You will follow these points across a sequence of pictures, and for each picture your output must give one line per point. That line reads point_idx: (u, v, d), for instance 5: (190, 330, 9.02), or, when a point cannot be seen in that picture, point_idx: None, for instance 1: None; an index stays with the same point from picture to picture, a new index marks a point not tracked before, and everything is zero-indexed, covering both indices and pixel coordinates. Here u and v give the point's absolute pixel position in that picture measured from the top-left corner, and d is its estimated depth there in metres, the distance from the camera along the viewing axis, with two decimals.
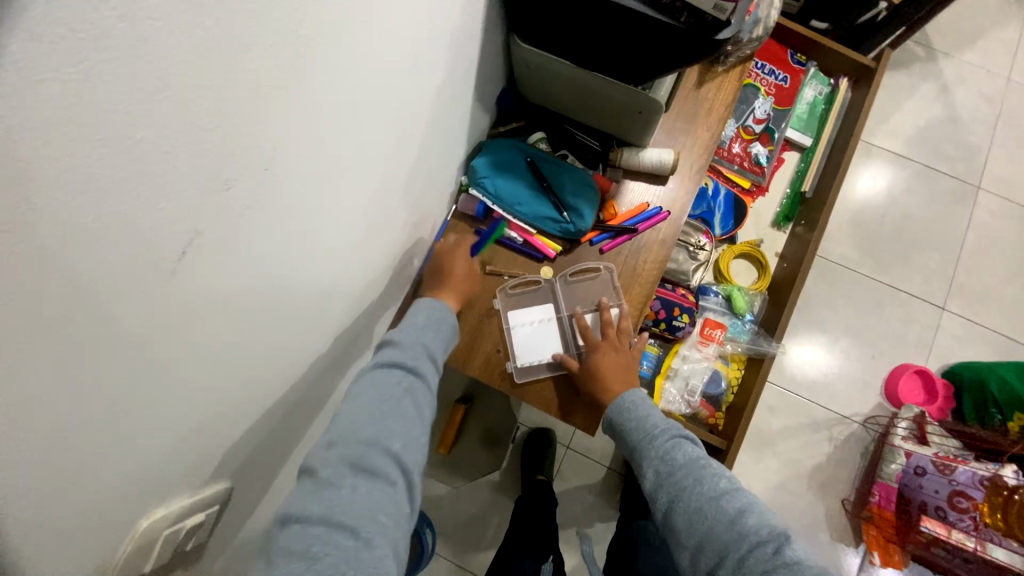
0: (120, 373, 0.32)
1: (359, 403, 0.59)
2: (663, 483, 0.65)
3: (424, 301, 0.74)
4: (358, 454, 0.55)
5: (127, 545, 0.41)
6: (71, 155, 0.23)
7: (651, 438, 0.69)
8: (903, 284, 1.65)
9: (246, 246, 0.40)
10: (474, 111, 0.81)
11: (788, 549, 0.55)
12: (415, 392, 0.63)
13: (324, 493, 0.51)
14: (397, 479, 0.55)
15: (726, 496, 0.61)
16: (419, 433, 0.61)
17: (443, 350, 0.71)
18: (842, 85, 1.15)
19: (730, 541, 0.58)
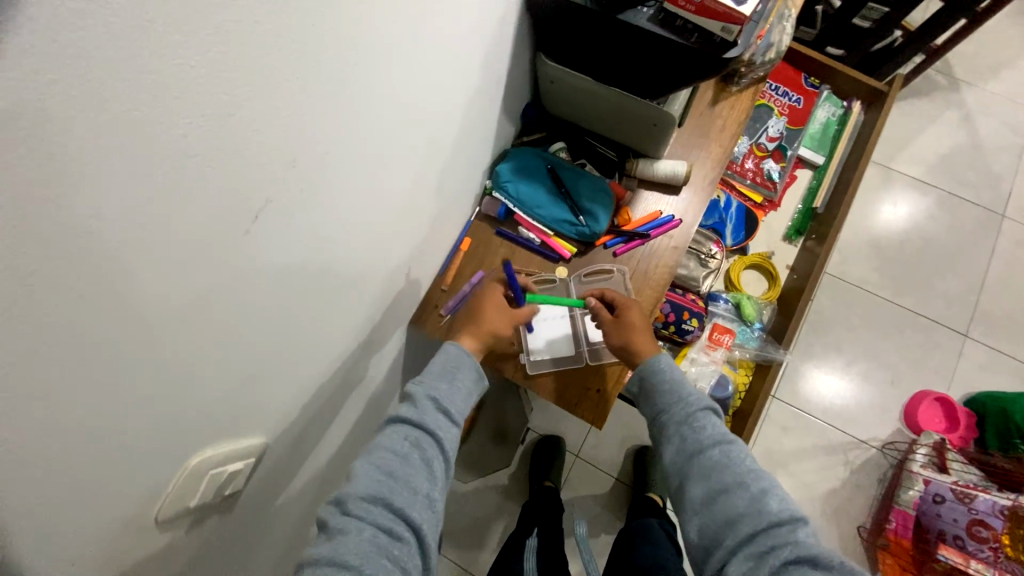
0: (193, 311, 0.39)
1: (368, 460, 0.59)
2: (686, 448, 0.64)
3: (449, 347, 0.73)
4: (361, 510, 0.55)
5: (179, 477, 0.46)
6: (188, 127, 0.31)
7: (683, 403, 0.68)
8: (924, 309, 1.64)
9: (298, 219, 0.47)
10: (500, 121, 0.88)
11: (804, 535, 0.54)
12: (423, 448, 0.61)
13: (334, 539, 0.54)
14: (403, 533, 0.56)
15: (749, 473, 0.60)
16: (430, 488, 0.60)
17: (462, 401, 0.68)
18: (855, 108, 1.19)
19: (746, 514, 0.57)
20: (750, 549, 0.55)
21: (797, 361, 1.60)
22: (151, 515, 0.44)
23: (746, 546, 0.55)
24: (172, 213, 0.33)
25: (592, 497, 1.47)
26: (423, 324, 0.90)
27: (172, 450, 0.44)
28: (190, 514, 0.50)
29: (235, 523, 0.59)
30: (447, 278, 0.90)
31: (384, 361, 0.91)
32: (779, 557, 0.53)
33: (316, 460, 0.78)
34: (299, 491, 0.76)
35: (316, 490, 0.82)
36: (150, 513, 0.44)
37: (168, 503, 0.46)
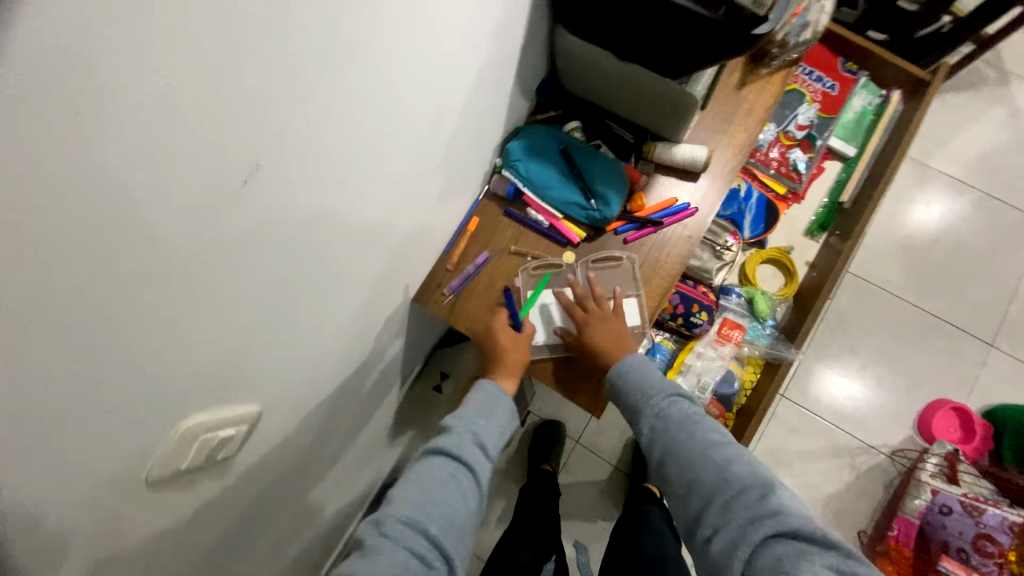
0: (184, 276, 0.38)
1: (408, 487, 0.62)
2: (658, 436, 0.70)
3: (487, 385, 0.76)
4: (398, 532, 0.57)
5: (169, 440, 0.46)
6: (167, 77, 0.29)
7: (648, 396, 0.73)
8: (948, 315, 1.57)
9: (292, 186, 0.45)
10: (514, 95, 0.84)
11: (772, 494, 0.58)
12: (461, 479, 0.64)
13: (368, 559, 0.54)
14: (435, 561, 0.57)
15: (717, 446, 0.65)
16: (463, 518, 0.62)
17: (497, 440, 0.72)
18: (894, 97, 1.11)
19: (716, 484, 0.62)
20: (727, 519, 0.59)
21: (810, 361, 1.56)
22: (141, 476, 0.44)
23: (723, 517, 0.59)
24: (158, 171, 0.31)
25: (590, 484, 1.48)
26: (425, 302, 0.88)
27: (164, 415, 0.43)
28: (178, 475, 0.50)
29: (225, 486, 0.60)
30: (453, 258, 0.88)
31: (384, 338, 0.90)
32: (752, 520, 0.57)
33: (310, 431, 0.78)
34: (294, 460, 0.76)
35: (309, 457, 0.83)
36: (140, 474, 0.44)
37: (158, 464, 0.45)
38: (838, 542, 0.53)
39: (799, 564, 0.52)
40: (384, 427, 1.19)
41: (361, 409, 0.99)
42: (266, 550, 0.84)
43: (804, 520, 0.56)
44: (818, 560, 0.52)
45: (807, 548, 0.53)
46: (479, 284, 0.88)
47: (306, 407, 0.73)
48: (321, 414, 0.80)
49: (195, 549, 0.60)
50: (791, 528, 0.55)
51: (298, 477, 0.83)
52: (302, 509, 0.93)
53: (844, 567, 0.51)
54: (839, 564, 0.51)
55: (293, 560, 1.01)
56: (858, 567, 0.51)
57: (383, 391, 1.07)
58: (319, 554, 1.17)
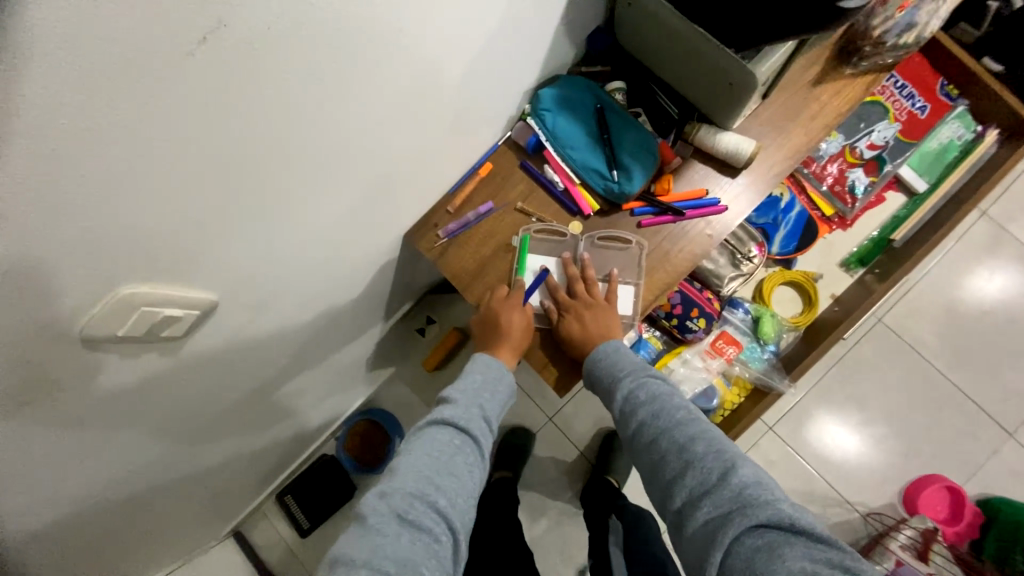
0: (124, 128, 0.35)
1: (411, 458, 0.60)
2: (627, 421, 0.67)
3: (483, 356, 0.74)
4: (405, 506, 0.55)
5: (107, 301, 0.44)
6: None
7: (614, 377, 0.71)
8: (975, 392, 1.45)
9: (265, 61, 0.41)
10: (559, 36, 0.76)
11: (734, 473, 0.56)
12: (465, 452, 0.62)
13: (373, 536, 0.53)
14: (441, 535, 0.55)
15: (682, 425, 0.63)
16: (468, 493, 0.60)
17: (499, 413, 0.70)
18: (988, 136, 0.97)
19: (681, 471, 0.59)
20: (694, 508, 0.56)
21: (810, 402, 1.48)
22: (74, 328, 0.43)
23: (691, 505, 0.57)
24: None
25: (551, 462, 1.47)
26: (418, 241, 0.85)
27: (104, 276, 0.42)
28: (116, 339, 0.48)
29: (174, 366, 0.60)
30: (455, 201, 0.83)
31: (371, 265, 0.88)
32: (719, 509, 0.55)
33: (276, 336, 0.77)
34: (254, 360, 0.76)
35: (276, 364, 0.84)
36: (73, 327, 0.43)
37: (93, 322, 0.44)
38: (807, 527, 0.51)
39: (769, 555, 0.49)
40: (363, 356, 1.20)
41: (340, 333, 0.99)
42: (223, 440, 0.87)
43: (770, 504, 0.53)
44: (788, 550, 0.49)
45: (777, 538, 0.50)
46: (476, 234, 0.83)
47: (274, 312, 0.72)
48: (291, 324, 0.79)
49: (140, 419, 0.62)
50: (758, 517, 0.52)
51: (263, 380, 0.85)
52: (263, 412, 0.95)
53: (815, 555, 0.49)
54: (810, 550, 0.50)
55: (251, 456, 1.05)
56: (830, 550, 0.49)
57: (366, 321, 1.07)
58: (278, 457, 1.22)
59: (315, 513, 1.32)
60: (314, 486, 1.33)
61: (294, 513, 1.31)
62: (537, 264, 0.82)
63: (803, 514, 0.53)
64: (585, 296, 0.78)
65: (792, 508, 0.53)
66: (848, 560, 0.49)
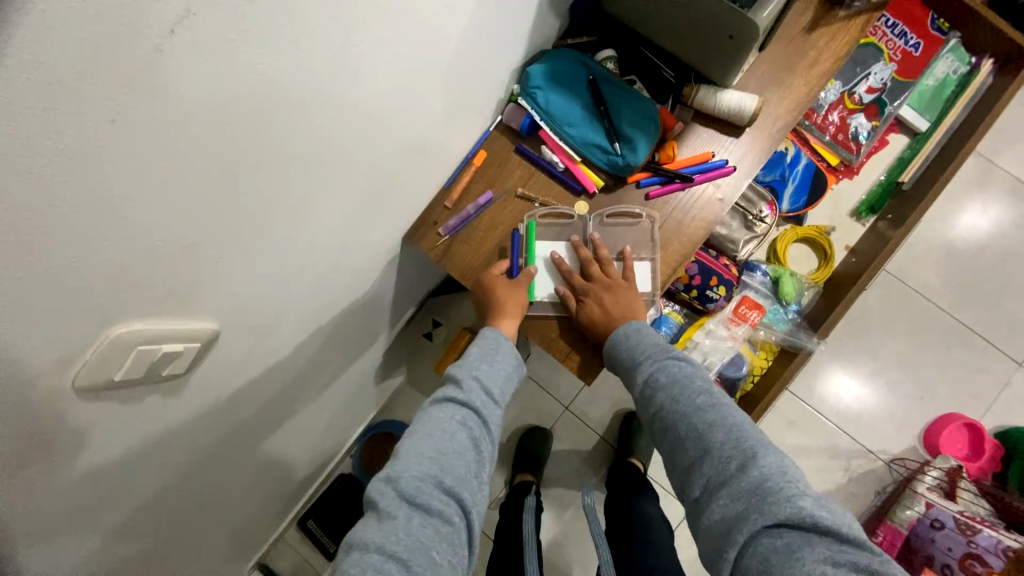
0: (90, 145, 0.30)
1: (415, 438, 0.57)
2: (647, 404, 0.65)
3: (488, 331, 0.70)
4: (412, 489, 0.52)
5: (99, 346, 0.40)
6: None
7: (633, 361, 0.68)
8: (982, 328, 1.46)
9: (244, 55, 0.37)
10: (542, 8, 0.72)
11: (756, 465, 0.53)
12: (470, 427, 0.59)
13: (383, 523, 0.50)
14: (453, 516, 0.52)
15: (702, 411, 0.59)
16: (477, 469, 0.57)
17: (503, 385, 0.66)
18: (984, 66, 0.96)
19: (699, 459, 0.57)
20: (712, 498, 0.54)
21: (822, 358, 1.48)
22: (66, 382, 0.39)
23: (708, 495, 0.55)
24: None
25: (574, 451, 1.45)
26: (418, 241, 0.81)
27: (90, 317, 0.38)
28: (115, 386, 0.44)
29: (179, 404, 0.56)
30: (452, 195, 0.80)
31: (372, 272, 0.83)
32: (736, 503, 0.52)
33: (281, 360, 0.73)
34: (260, 387, 0.72)
35: (281, 388, 0.80)
36: (65, 380, 0.38)
37: (86, 370, 0.39)
38: (831, 527, 0.47)
39: (785, 557, 0.46)
40: (370, 369, 1.16)
41: (345, 348, 0.95)
42: (237, 475, 0.83)
43: (791, 500, 0.49)
44: (808, 553, 0.46)
45: (796, 538, 0.47)
46: (479, 228, 0.80)
47: (278, 334, 0.67)
48: (296, 345, 0.75)
49: (149, 467, 0.57)
50: (777, 514, 0.48)
51: (272, 407, 0.80)
52: (273, 440, 0.90)
53: (838, 557, 0.45)
54: (832, 553, 0.46)
55: (267, 486, 1.01)
56: (856, 553, 0.46)
57: (369, 332, 1.03)
58: (297, 483, 1.17)
59: (340, 535, 1.28)
60: (335, 508, 1.29)
61: (318, 538, 1.28)
62: (546, 250, 0.78)
63: (829, 512, 0.49)
64: (602, 278, 0.75)
65: (817, 505, 0.49)
66: (877, 564, 0.45)
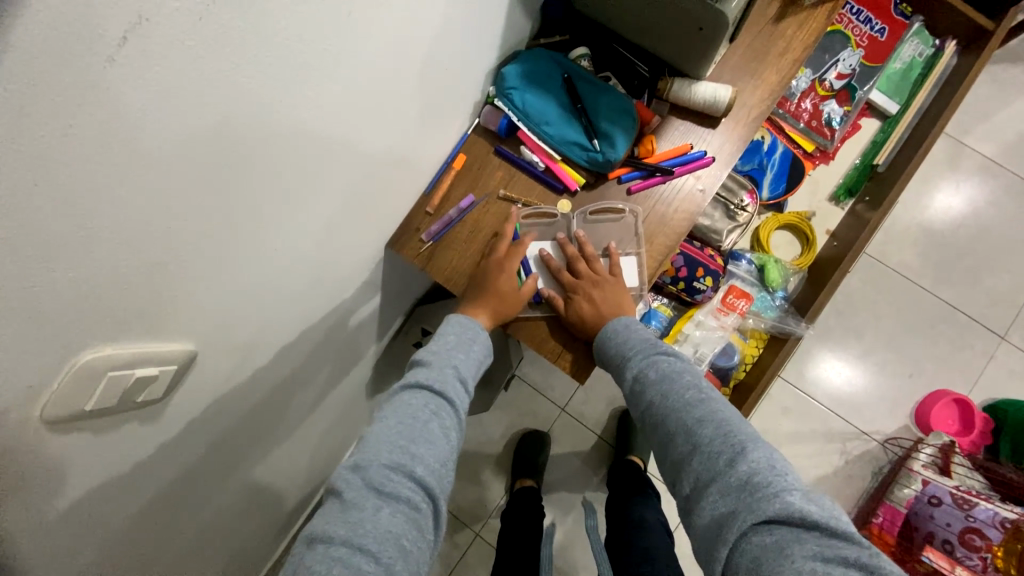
0: (41, 164, 0.28)
1: (385, 425, 0.55)
2: (637, 401, 0.64)
3: (463, 320, 0.69)
4: (382, 478, 0.50)
5: (66, 374, 0.38)
6: None
7: (623, 358, 0.67)
8: (963, 303, 1.49)
9: (204, 63, 0.35)
10: (512, 8, 0.72)
11: (746, 460, 0.51)
12: (443, 416, 0.57)
13: (349, 513, 0.47)
14: (421, 503, 0.50)
15: (692, 405, 0.58)
16: (447, 458, 0.55)
17: (476, 374, 0.66)
18: (948, 49, 1.01)
19: (688, 455, 0.55)
20: (702, 496, 0.52)
21: (811, 344, 1.49)
22: (33, 414, 0.37)
23: (698, 492, 0.53)
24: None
25: (572, 453, 1.44)
26: (401, 248, 0.80)
27: (52, 344, 0.36)
28: (86, 416, 0.42)
29: (158, 431, 0.53)
30: (434, 201, 0.79)
31: (354, 282, 0.82)
32: (724, 500, 0.50)
33: (263, 378, 0.71)
34: (244, 407, 0.70)
35: (266, 406, 0.77)
36: (32, 412, 0.36)
37: (55, 400, 0.37)
38: (821, 522, 0.45)
39: (774, 555, 0.44)
40: (360, 383, 1.14)
41: (333, 362, 0.93)
42: (227, 501, 0.80)
43: (781, 495, 0.47)
44: (797, 549, 0.44)
45: (785, 534, 0.45)
46: (462, 232, 0.79)
47: (260, 351, 0.66)
48: (279, 362, 0.73)
49: (131, 499, 0.55)
50: (766, 511, 0.47)
51: (259, 427, 0.78)
52: (264, 462, 0.88)
53: (828, 553, 0.43)
54: (822, 549, 0.44)
55: (260, 511, 0.98)
56: (845, 548, 0.44)
57: (356, 344, 1.01)
58: (292, 504, 1.14)
59: None
60: None
61: None
62: (534, 250, 0.78)
63: (819, 507, 0.47)
64: (590, 274, 0.75)
65: (806, 499, 0.47)
66: (866, 558, 0.43)
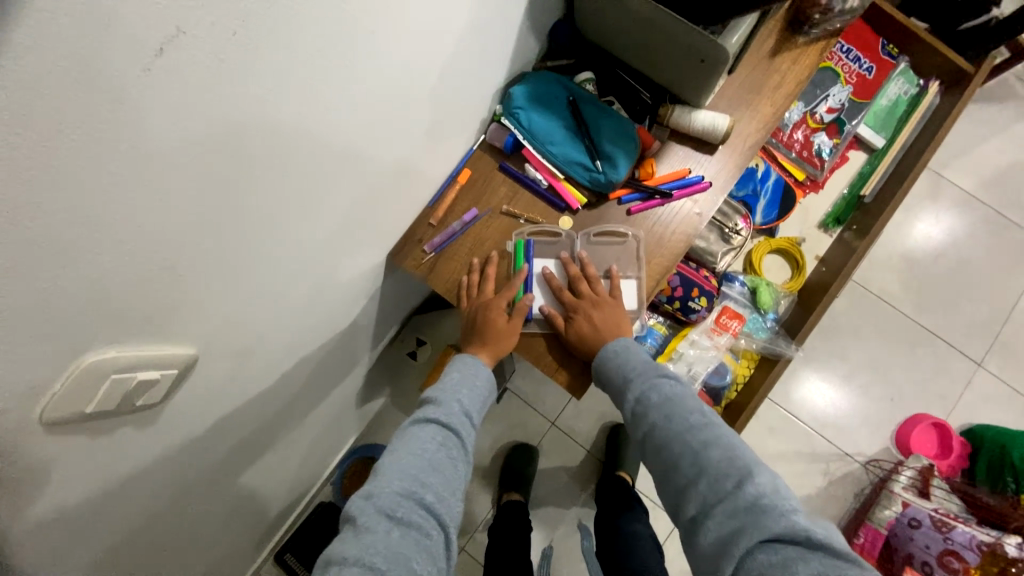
0: (67, 168, 0.29)
1: (394, 454, 0.56)
2: (638, 422, 0.65)
3: (465, 357, 0.71)
4: (392, 505, 0.51)
5: (69, 375, 0.38)
6: None
7: (626, 380, 0.68)
8: (943, 330, 1.54)
9: (228, 74, 0.36)
10: (521, 32, 0.74)
11: (753, 483, 0.52)
12: (450, 446, 0.58)
13: (360, 538, 0.48)
14: (432, 531, 0.51)
15: (696, 429, 0.59)
16: (457, 486, 0.56)
17: (482, 407, 0.67)
18: (931, 88, 1.06)
19: (694, 477, 0.56)
20: (708, 517, 0.53)
21: (797, 365, 1.52)
22: (33, 414, 0.36)
23: (703, 514, 0.54)
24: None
25: (561, 468, 1.44)
26: (403, 259, 0.81)
27: (59, 344, 0.36)
28: (85, 418, 0.42)
29: (153, 436, 0.53)
30: (437, 213, 0.80)
31: (355, 293, 0.82)
32: (731, 521, 0.51)
33: (259, 385, 0.70)
34: (239, 417, 0.69)
35: (260, 412, 0.76)
36: (33, 413, 0.36)
37: (56, 403, 0.37)
38: (824, 543, 0.47)
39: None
40: (352, 393, 1.13)
41: (328, 369, 0.92)
42: (214, 510, 0.79)
43: (786, 516, 0.49)
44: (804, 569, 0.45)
45: (792, 555, 0.46)
46: (464, 246, 0.80)
47: (258, 358, 0.65)
48: (276, 370, 0.72)
49: (121, 505, 0.54)
50: (772, 529, 0.48)
51: (251, 434, 0.77)
52: (253, 470, 0.86)
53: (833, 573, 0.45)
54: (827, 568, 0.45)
55: (244, 521, 0.96)
56: (849, 568, 0.45)
57: (351, 353, 1.01)
58: (275, 515, 1.12)
59: None
60: (315, 540, 1.23)
61: (297, 571, 1.21)
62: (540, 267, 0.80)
63: (821, 528, 0.48)
64: (590, 294, 0.77)
65: (809, 521, 0.49)
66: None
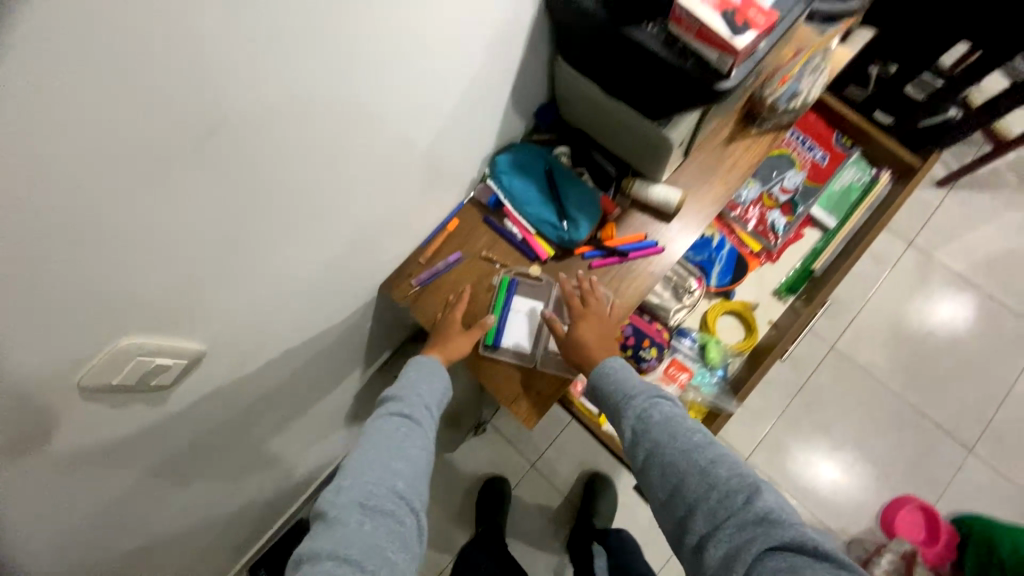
0: (126, 209, 0.42)
1: (364, 451, 0.65)
2: (642, 439, 0.71)
3: (417, 357, 0.81)
4: (365, 499, 0.60)
5: (105, 351, 0.50)
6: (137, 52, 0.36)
7: (631, 399, 0.75)
8: (932, 411, 1.53)
9: (250, 150, 0.50)
10: (508, 114, 0.90)
11: (760, 498, 0.60)
12: (412, 438, 0.68)
13: (335, 532, 0.56)
14: (404, 516, 0.60)
15: (700, 447, 0.66)
16: (422, 474, 0.66)
17: (439, 400, 0.77)
18: (882, 178, 1.18)
19: (703, 491, 0.62)
20: (718, 529, 0.60)
21: (780, 433, 1.52)
22: (73, 379, 0.49)
23: (713, 527, 0.60)
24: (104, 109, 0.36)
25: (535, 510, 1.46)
26: (392, 289, 0.93)
27: (98, 332, 0.48)
28: (111, 389, 0.54)
29: (153, 420, 0.64)
30: (426, 253, 0.93)
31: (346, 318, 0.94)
32: (741, 532, 0.58)
33: (251, 391, 0.81)
34: (229, 415, 0.80)
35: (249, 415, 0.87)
36: (73, 377, 0.48)
37: (91, 372, 0.50)
38: (828, 552, 0.54)
39: None
40: (339, 412, 1.23)
41: (317, 386, 1.03)
42: (195, 503, 0.88)
43: (794, 527, 0.57)
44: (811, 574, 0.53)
45: (799, 561, 0.54)
46: (446, 281, 0.92)
47: (252, 366, 0.77)
48: (269, 379, 0.83)
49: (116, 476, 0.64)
50: (782, 538, 0.56)
51: (239, 436, 0.87)
52: (237, 472, 0.96)
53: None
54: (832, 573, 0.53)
55: (222, 521, 1.04)
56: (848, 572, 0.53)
57: (341, 374, 1.11)
58: (252, 522, 1.19)
59: None
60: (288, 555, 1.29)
61: None
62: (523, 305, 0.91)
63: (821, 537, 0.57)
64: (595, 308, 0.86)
65: (813, 532, 0.57)
66: None
